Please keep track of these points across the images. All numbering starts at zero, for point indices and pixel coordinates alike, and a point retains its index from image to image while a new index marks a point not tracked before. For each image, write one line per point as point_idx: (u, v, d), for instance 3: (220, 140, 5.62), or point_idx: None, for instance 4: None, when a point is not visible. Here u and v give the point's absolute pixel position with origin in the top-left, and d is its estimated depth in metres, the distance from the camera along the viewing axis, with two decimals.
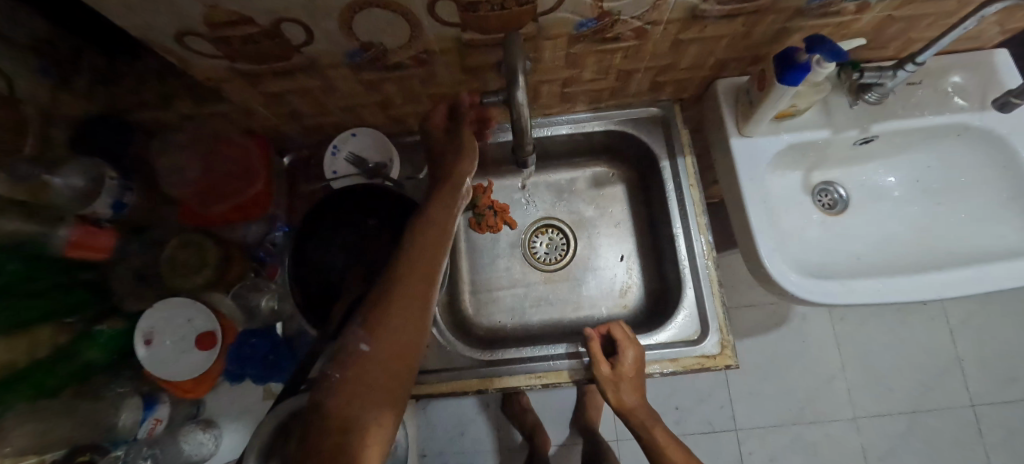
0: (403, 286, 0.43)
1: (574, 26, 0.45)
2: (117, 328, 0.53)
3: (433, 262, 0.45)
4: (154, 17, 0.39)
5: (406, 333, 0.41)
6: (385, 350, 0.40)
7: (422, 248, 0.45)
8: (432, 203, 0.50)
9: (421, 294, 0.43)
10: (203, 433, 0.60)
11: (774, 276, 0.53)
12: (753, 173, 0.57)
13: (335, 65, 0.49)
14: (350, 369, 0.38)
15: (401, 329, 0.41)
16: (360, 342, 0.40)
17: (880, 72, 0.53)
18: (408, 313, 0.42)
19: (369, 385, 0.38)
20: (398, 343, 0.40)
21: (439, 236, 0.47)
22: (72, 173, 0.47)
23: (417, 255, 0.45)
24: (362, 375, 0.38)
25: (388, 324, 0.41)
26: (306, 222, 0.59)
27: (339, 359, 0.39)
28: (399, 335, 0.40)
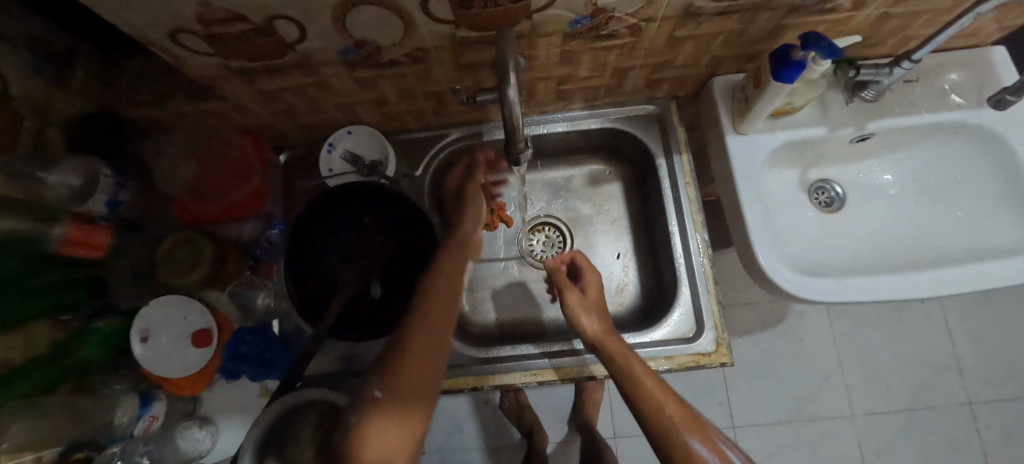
0: (421, 325, 0.45)
1: (568, 23, 0.45)
2: (113, 325, 0.52)
3: (449, 302, 0.48)
4: (147, 14, 0.39)
5: (423, 374, 0.43)
6: (403, 393, 0.42)
7: (437, 297, 0.48)
8: (445, 246, 0.55)
9: (436, 345, 0.45)
10: (199, 430, 0.59)
11: (770, 274, 0.53)
12: (748, 170, 0.57)
13: (329, 63, 0.49)
14: (367, 419, 0.40)
15: (417, 370, 0.43)
16: (375, 386, 0.42)
17: (876, 68, 0.53)
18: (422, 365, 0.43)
19: (384, 438, 0.39)
20: (410, 392, 0.42)
21: (452, 285, 0.49)
22: (67, 172, 0.47)
23: (433, 295, 0.48)
24: (379, 426, 0.40)
25: (407, 375, 0.42)
26: (303, 216, 0.58)
27: (359, 408, 0.41)
28: (416, 377, 0.43)
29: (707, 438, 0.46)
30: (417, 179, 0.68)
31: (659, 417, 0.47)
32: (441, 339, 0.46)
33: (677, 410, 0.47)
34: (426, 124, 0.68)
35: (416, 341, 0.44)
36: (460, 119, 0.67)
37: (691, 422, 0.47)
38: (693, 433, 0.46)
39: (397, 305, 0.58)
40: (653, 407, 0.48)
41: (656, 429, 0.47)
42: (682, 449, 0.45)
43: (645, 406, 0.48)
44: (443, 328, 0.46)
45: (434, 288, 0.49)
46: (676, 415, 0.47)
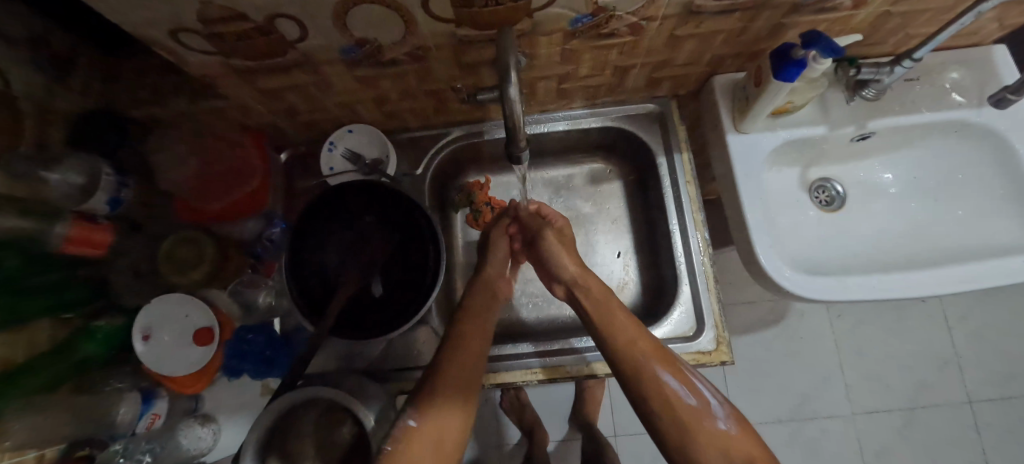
0: (455, 363, 0.53)
1: (569, 22, 0.45)
2: (116, 324, 0.53)
3: (481, 343, 0.56)
4: (149, 13, 0.39)
5: (455, 406, 0.51)
6: (435, 422, 0.49)
7: (470, 349, 0.55)
8: (479, 287, 0.63)
9: (466, 392, 0.52)
10: (201, 428, 0.59)
11: (770, 273, 0.53)
12: (749, 169, 0.57)
13: (330, 61, 0.49)
14: (403, 445, 0.47)
15: (449, 402, 0.51)
16: (410, 416, 0.49)
17: (877, 67, 0.53)
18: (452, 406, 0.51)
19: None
20: (441, 421, 0.50)
21: (483, 339, 0.56)
22: (71, 170, 0.47)
23: (468, 337, 0.56)
24: (412, 453, 0.47)
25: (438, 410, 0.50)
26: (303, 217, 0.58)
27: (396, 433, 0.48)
28: (448, 409, 0.50)
29: (677, 371, 0.51)
30: (418, 178, 0.68)
31: (633, 353, 0.52)
32: (471, 388, 0.53)
33: (649, 346, 0.52)
34: (427, 122, 0.68)
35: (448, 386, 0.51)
36: (460, 117, 0.67)
37: (663, 357, 0.52)
38: (665, 366, 0.51)
39: (398, 303, 0.58)
40: (626, 346, 0.53)
41: (629, 365, 0.52)
42: (652, 380, 0.50)
43: (620, 345, 0.53)
44: (473, 377, 0.53)
45: (469, 339, 0.55)
46: (648, 351, 0.52)
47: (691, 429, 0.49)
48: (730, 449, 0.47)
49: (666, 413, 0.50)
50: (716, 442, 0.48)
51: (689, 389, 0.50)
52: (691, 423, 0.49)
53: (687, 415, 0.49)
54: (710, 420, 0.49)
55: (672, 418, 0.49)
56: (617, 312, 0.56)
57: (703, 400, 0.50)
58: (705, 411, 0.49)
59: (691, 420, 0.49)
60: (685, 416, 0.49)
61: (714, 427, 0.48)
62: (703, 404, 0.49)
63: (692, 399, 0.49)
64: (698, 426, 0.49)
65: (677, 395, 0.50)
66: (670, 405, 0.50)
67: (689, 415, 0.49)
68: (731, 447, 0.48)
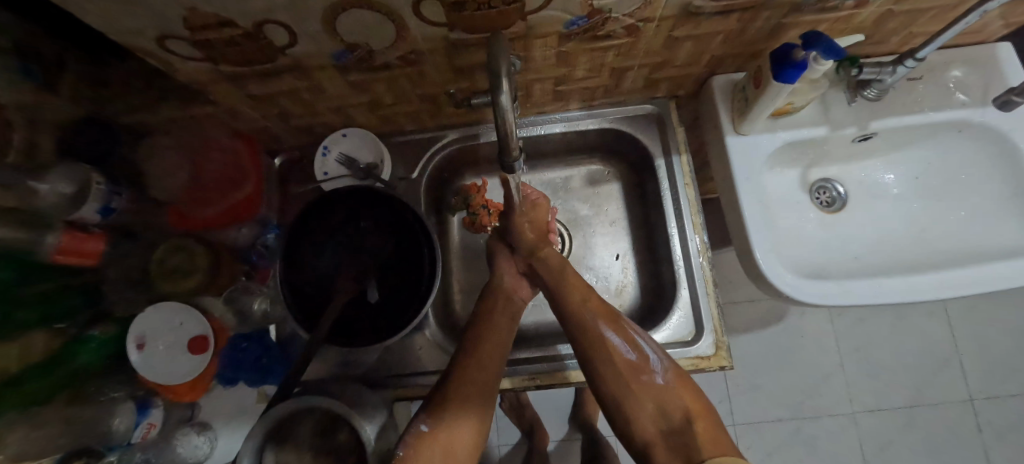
0: (466, 370, 0.52)
1: (565, 25, 0.44)
2: (109, 333, 0.52)
3: (497, 351, 0.55)
4: (134, 20, 0.38)
5: (467, 410, 0.51)
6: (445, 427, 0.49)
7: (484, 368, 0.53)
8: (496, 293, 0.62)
9: (478, 402, 0.52)
10: (197, 436, 0.58)
11: (770, 277, 0.52)
12: (749, 172, 0.56)
13: (322, 67, 0.48)
14: (415, 451, 0.47)
15: (459, 407, 0.50)
16: (422, 421, 0.50)
17: (879, 67, 0.51)
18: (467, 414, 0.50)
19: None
20: (450, 423, 0.50)
21: (500, 347, 0.56)
22: (60, 180, 0.46)
23: (484, 346, 0.55)
24: (422, 458, 0.47)
25: (450, 417, 0.50)
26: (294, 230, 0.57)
27: (411, 436, 0.49)
28: (459, 413, 0.50)
29: (621, 329, 0.54)
30: (413, 181, 0.67)
31: (581, 314, 0.55)
32: (487, 404, 0.52)
33: (596, 307, 0.55)
34: (422, 125, 0.67)
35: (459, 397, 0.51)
36: (456, 120, 0.66)
37: (608, 316, 0.54)
38: (610, 325, 0.54)
39: (393, 310, 0.58)
40: (575, 306, 0.56)
41: (578, 325, 0.54)
42: (596, 337, 0.53)
43: (570, 307, 0.56)
44: (484, 394, 0.52)
45: (479, 350, 0.54)
46: (595, 311, 0.55)
47: (630, 383, 0.51)
48: (664, 399, 0.50)
49: (610, 368, 0.52)
50: (652, 393, 0.51)
51: (631, 346, 0.52)
52: (630, 377, 0.51)
53: (626, 370, 0.52)
54: (649, 374, 0.51)
55: (615, 374, 0.52)
56: (572, 278, 0.59)
57: (644, 357, 0.52)
58: (644, 367, 0.52)
59: (631, 374, 0.51)
60: (625, 371, 0.52)
61: (651, 380, 0.51)
62: (643, 359, 0.52)
63: (632, 356, 0.52)
64: (636, 380, 0.51)
65: (619, 351, 0.52)
66: (612, 361, 0.52)
67: (627, 369, 0.52)
68: (667, 397, 0.50)
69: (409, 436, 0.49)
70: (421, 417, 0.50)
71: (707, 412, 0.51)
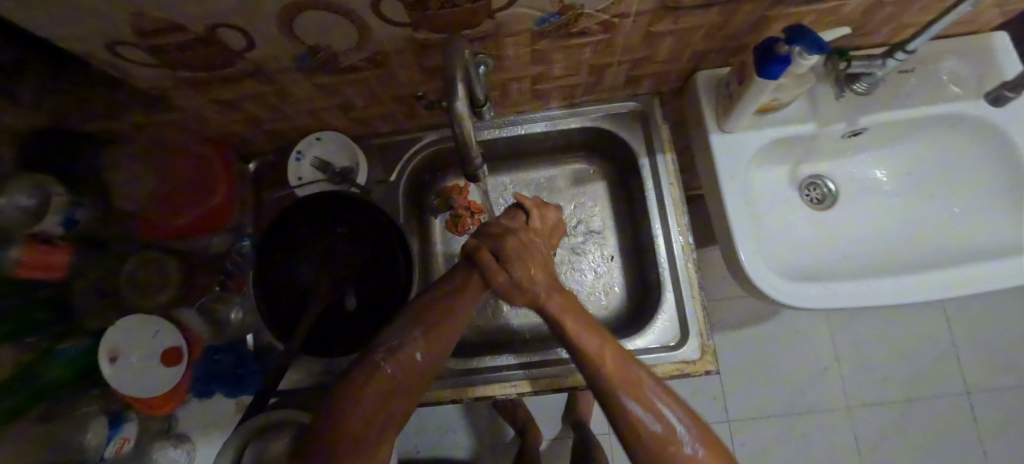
0: (455, 303, 0.44)
1: (535, 22, 0.42)
2: (82, 347, 0.51)
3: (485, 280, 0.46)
4: (79, 27, 0.36)
5: (449, 327, 0.43)
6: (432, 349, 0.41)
7: (462, 302, 0.44)
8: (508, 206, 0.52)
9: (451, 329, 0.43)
10: (174, 449, 0.59)
11: (756, 281, 0.51)
12: (734, 170, 0.54)
13: (285, 70, 0.46)
14: (399, 372, 0.40)
15: (450, 326, 0.43)
16: (417, 349, 0.41)
17: (869, 60, 0.49)
18: (443, 343, 0.42)
19: (374, 402, 0.38)
20: (434, 347, 0.42)
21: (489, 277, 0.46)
22: (18, 192, 0.43)
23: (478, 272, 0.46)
24: (401, 383, 0.40)
25: (442, 340, 0.42)
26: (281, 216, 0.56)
27: (392, 358, 0.40)
28: (442, 332, 0.42)
29: (641, 394, 0.40)
30: (391, 185, 0.65)
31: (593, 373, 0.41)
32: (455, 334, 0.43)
33: (610, 369, 0.41)
34: (399, 126, 0.65)
35: (441, 321, 0.43)
36: (433, 120, 0.64)
37: (626, 379, 0.40)
38: (629, 392, 0.40)
39: (370, 318, 0.56)
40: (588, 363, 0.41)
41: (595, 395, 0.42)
42: (613, 409, 0.40)
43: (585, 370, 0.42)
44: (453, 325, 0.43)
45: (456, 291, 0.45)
46: (611, 375, 0.41)
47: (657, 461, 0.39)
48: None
49: (633, 444, 0.39)
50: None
51: (655, 415, 0.39)
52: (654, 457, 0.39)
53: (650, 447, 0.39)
54: (678, 445, 0.39)
55: (638, 451, 0.39)
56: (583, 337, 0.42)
57: (671, 425, 0.39)
58: (671, 441, 0.39)
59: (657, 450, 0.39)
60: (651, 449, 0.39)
61: (680, 453, 0.38)
62: (670, 431, 0.39)
63: (658, 428, 0.39)
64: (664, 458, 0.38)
65: (640, 422, 0.39)
66: (636, 436, 0.39)
67: (655, 446, 0.39)
68: None
69: (387, 359, 0.39)
70: (412, 343, 0.41)
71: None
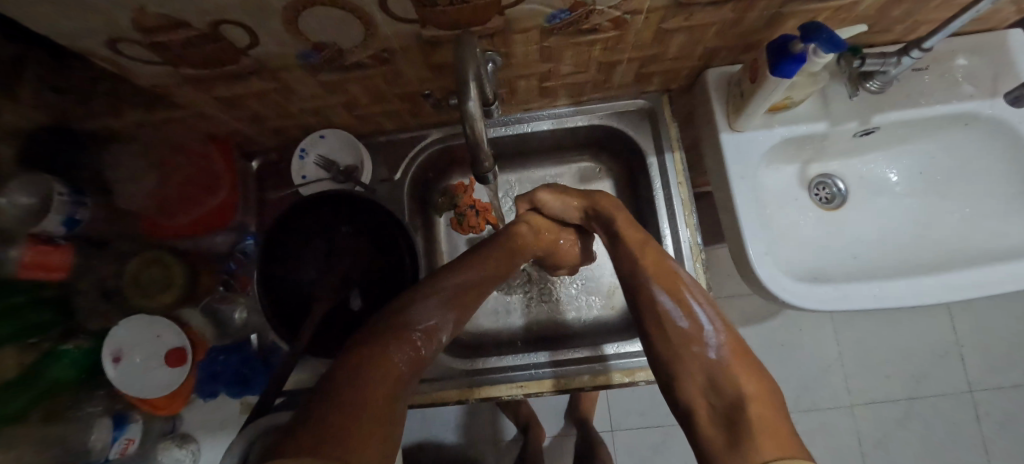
0: (482, 282, 0.54)
1: (545, 19, 0.41)
2: (86, 347, 0.50)
3: (507, 266, 0.57)
4: (79, 23, 0.36)
5: (471, 294, 0.53)
6: (456, 309, 0.51)
7: (484, 279, 0.55)
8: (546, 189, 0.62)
9: (469, 303, 0.53)
10: (179, 450, 0.58)
11: (767, 282, 0.50)
12: (744, 170, 0.53)
13: (290, 67, 0.45)
14: (430, 349, 0.47)
15: (471, 293, 0.53)
16: (445, 331, 0.50)
17: (883, 58, 0.48)
18: (462, 315, 0.52)
19: (396, 363, 0.43)
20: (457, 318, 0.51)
21: (509, 262, 0.57)
22: (16, 192, 0.42)
23: (511, 243, 0.58)
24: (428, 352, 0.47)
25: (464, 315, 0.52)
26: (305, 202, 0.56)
27: (426, 338, 0.47)
28: (469, 299, 0.53)
29: (676, 293, 0.47)
30: (396, 184, 0.64)
31: (637, 280, 0.49)
32: (474, 303, 0.54)
33: (650, 266, 0.49)
34: (403, 124, 0.64)
35: (464, 304, 0.52)
36: (439, 118, 0.63)
37: (665, 276, 0.48)
38: (664, 287, 0.47)
39: None
40: (632, 269, 0.50)
41: (630, 286, 0.50)
42: (647, 299, 0.48)
43: (629, 271, 0.51)
44: (468, 310, 0.53)
45: (486, 260, 0.55)
46: (652, 268, 0.49)
47: (678, 352, 0.44)
48: (718, 378, 0.42)
49: (659, 336, 0.46)
50: (702, 368, 0.43)
51: (684, 312, 0.46)
52: (679, 348, 0.44)
53: (676, 340, 0.45)
54: (701, 346, 0.44)
55: (663, 339, 0.46)
56: (628, 239, 0.52)
57: (697, 325, 0.45)
58: (697, 338, 0.44)
59: (679, 342, 0.45)
60: (675, 339, 0.45)
61: (702, 353, 0.43)
62: (695, 329, 0.45)
63: (683, 323, 0.45)
64: (685, 350, 0.44)
65: (670, 315, 0.46)
66: (661, 325, 0.46)
67: (677, 337, 0.45)
68: (719, 374, 0.42)
69: (422, 338, 0.47)
70: (445, 323, 0.50)
71: (773, 399, 0.40)
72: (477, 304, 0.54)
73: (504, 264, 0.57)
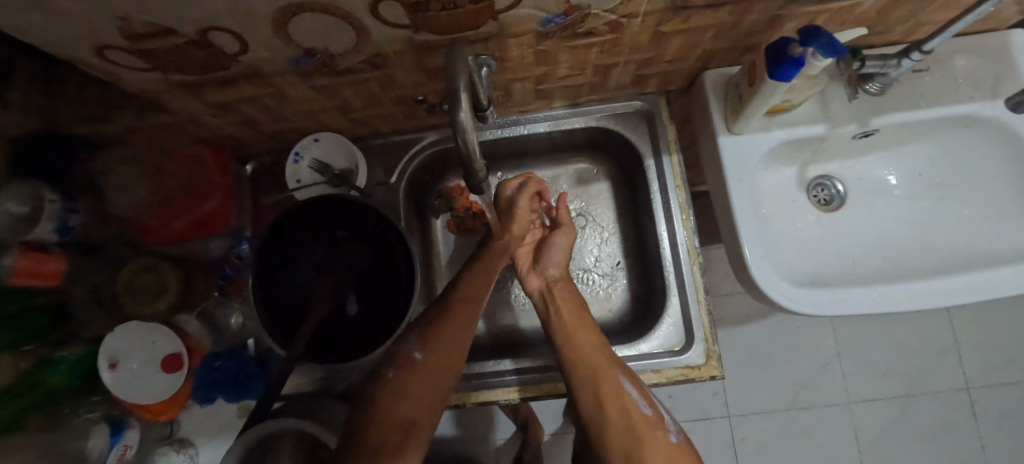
0: (459, 300, 0.56)
1: (540, 23, 0.41)
2: (80, 353, 0.50)
3: (486, 276, 0.59)
4: (64, 31, 0.35)
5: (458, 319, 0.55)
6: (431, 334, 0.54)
7: (466, 298, 0.57)
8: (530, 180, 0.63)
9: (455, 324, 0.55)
10: (177, 455, 0.60)
11: (765, 287, 0.50)
12: (743, 173, 0.53)
13: (281, 72, 0.45)
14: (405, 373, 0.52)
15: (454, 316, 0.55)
16: (415, 350, 0.53)
17: (883, 60, 0.48)
18: (445, 336, 0.54)
19: (388, 411, 0.49)
20: (439, 342, 0.53)
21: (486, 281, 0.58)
22: (8, 200, 0.42)
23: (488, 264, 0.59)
24: (411, 383, 0.51)
25: (436, 338, 0.53)
26: (280, 220, 0.55)
27: (396, 363, 0.52)
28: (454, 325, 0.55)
29: (636, 380, 0.53)
30: (392, 187, 0.64)
31: (599, 365, 0.53)
32: (463, 326, 0.55)
33: (613, 358, 0.54)
34: (399, 127, 0.63)
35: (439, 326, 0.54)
36: (433, 121, 0.63)
37: (625, 367, 0.54)
38: (628, 376, 0.53)
39: (371, 324, 0.56)
40: (593, 354, 0.54)
41: (592, 374, 0.52)
42: (613, 390, 0.52)
43: (580, 355, 0.54)
44: (453, 345, 0.54)
45: (469, 280, 0.58)
46: (610, 360, 0.54)
47: (643, 438, 0.51)
48: (674, 458, 0.50)
49: (623, 422, 0.51)
50: (664, 452, 0.50)
51: (646, 400, 0.52)
52: (643, 434, 0.51)
53: (642, 426, 0.51)
54: (662, 430, 0.51)
55: (626, 425, 0.51)
56: (580, 332, 0.56)
57: (658, 412, 0.52)
58: (658, 422, 0.52)
59: (645, 429, 0.51)
60: (640, 424, 0.51)
61: (663, 437, 0.51)
62: (657, 415, 0.52)
63: (649, 411, 0.51)
64: (648, 435, 0.51)
65: (636, 405, 0.51)
66: (628, 413, 0.51)
67: (642, 424, 0.51)
68: (676, 456, 0.50)
69: (393, 364, 0.52)
70: (412, 345, 0.53)
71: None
72: (469, 333, 0.55)
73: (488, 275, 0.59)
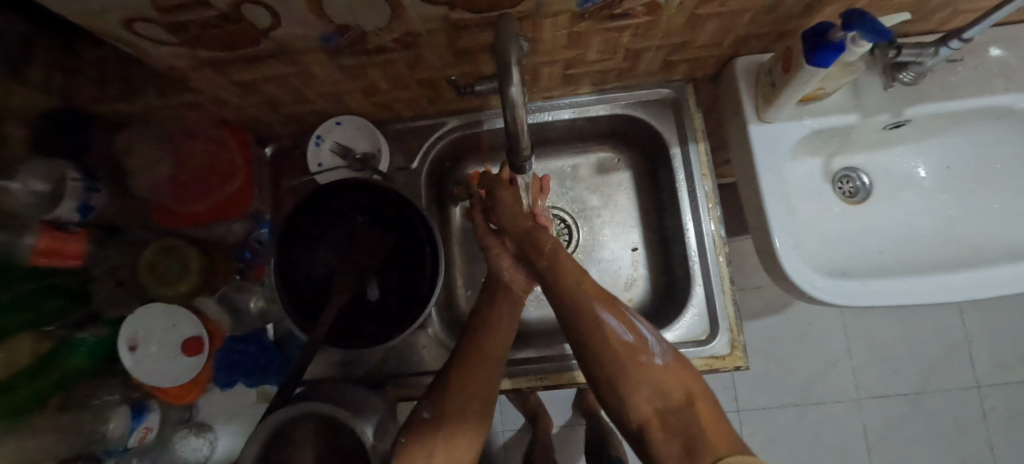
0: (484, 344, 0.54)
1: (578, 2, 0.40)
2: (101, 335, 0.49)
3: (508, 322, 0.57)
4: (95, 2, 0.34)
5: (480, 359, 0.53)
6: (454, 387, 0.51)
7: (490, 339, 0.55)
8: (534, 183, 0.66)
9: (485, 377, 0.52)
10: (196, 439, 0.59)
11: (795, 278, 0.49)
12: (773, 161, 0.52)
13: (309, 51, 0.44)
14: (421, 435, 0.48)
15: (479, 367, 0.52)
16: (425, 408, 0.50)
17: (920, 48, 0.47)
18: (476, 380, 0.51)
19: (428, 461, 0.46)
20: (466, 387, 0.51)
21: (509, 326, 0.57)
22: (32, 177, 0.41)
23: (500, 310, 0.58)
24: (424, 441, 0.47)
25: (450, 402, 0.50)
26: (295, 213, 0.53)
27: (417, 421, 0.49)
28: (477, 377, 0.51)
29: (615, 310, 0.51)
30: (413, 172, 0.63)
31: (575, 297, 0.52)
32: (491, 380, 0.52)
33: (591, 290, 0.52)
34: (421, 111, 0.63)
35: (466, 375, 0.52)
36: (456, 106, 0.62)
37: (602, 297, 0.52)
38: (605, 307, 0.51)
39: (394, 310, 0.55)
40: (570, 287, 0.53)
41: (573, 309, 0.51)
42: (591, 318, 0.50)
43: (557, 287, 0.54)
44: (481, 393, 0.51)
45: (494, 313, 0.57)
46: (589, 292, 0.52)
47: (628, 365, 0.49)
48: (661, 380, 0.49)
49: (604, 348, 0.49)
50: (649, 377, 0.49)
51: (627, 327, 0.50)
52: (626, 360, 0.49)
53: (623, 354, 0.49)
54: (647, 355, 0.49)
55: (608, 354, 0.49)
56: (560, 271, 0.55)
57: (642, 338, 0.50)
58: (643, 348, 0.50)
59: (629, 355, 0.49)
60: (623, 352, 0.49)
61: (649, 361, 0.49)
62: (639, 341, 0.50)
63: (630, 337, 0.50)
64: (632, 361, 0.49)
65: (615, 333, 0.50)
66: (607, 341, 0.50)
67: (626, 351, 0.49)
68: (664, 378, 0.49)
69: (416, 422, 0.49)
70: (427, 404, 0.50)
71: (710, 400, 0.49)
72: (495, 385, 0.53)
73: (505, 313, 0.58)
